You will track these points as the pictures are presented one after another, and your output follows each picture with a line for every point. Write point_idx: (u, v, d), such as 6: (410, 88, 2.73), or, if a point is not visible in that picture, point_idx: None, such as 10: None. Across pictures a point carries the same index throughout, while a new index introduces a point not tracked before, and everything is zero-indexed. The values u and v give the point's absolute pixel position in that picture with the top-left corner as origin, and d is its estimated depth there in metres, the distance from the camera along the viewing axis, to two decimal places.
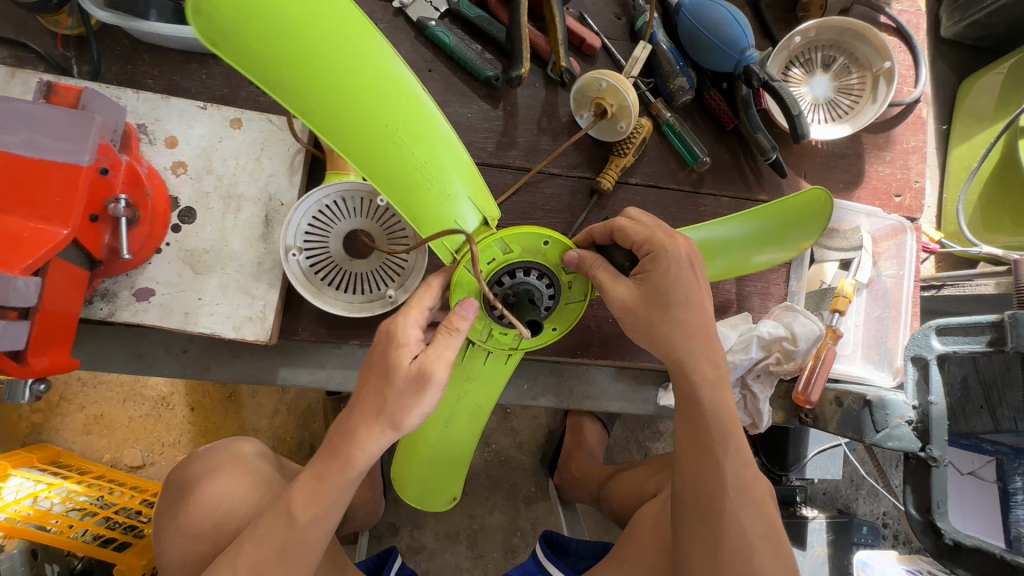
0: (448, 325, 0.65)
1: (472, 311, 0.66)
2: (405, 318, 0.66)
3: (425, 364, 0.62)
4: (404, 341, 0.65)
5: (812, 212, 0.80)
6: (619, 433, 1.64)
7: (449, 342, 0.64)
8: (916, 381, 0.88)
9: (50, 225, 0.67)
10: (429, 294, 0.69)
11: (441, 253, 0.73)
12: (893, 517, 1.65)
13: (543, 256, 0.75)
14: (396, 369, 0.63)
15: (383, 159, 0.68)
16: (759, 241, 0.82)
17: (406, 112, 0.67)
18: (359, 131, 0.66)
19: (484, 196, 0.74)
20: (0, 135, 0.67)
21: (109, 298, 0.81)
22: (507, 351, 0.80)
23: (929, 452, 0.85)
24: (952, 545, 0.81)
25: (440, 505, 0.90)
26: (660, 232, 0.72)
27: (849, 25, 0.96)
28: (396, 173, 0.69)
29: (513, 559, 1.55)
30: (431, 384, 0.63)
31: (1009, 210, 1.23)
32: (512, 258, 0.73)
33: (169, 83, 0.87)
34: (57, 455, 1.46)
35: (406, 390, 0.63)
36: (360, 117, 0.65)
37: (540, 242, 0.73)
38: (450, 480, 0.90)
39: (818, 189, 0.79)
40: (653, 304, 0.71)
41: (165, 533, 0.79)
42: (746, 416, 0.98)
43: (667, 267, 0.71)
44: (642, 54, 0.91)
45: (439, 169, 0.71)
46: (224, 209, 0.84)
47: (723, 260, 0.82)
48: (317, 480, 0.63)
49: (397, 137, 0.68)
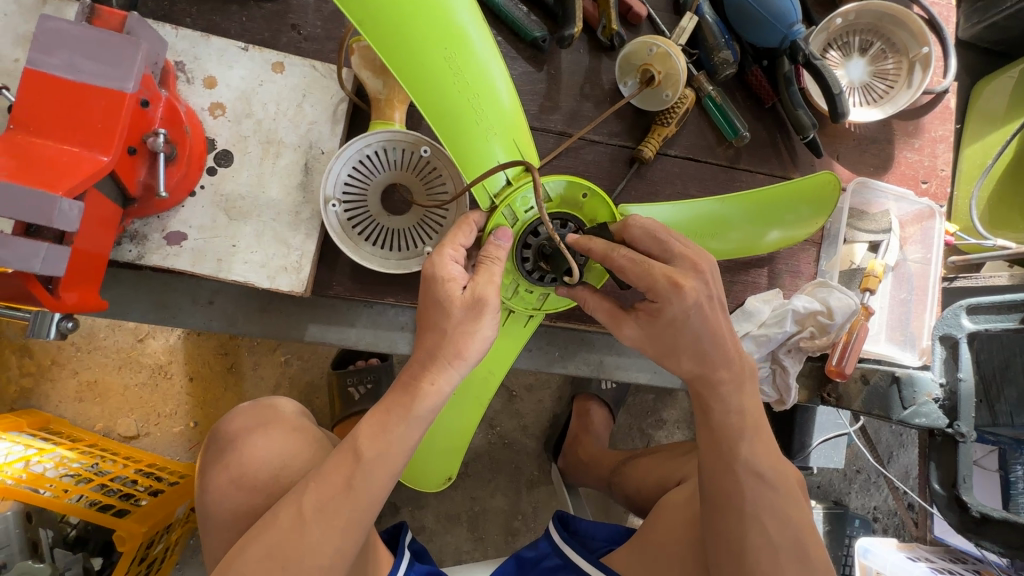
0: (487, 255, 0.68)
1: (506, 238, 0.69)
2: (441, 255, 0.67)
3: (478, 289, 0.64)
4: (449, 276, 0.65)
5: (814, 195, 0.86)
6: (623, 420, 1.55)
7: (493, 268, 0.67)
8: (945, 359, 0.95)
9: (90, 152, 0.64)
10: (465, 230, 0.70)
11: (480, 199, 0.72)
12: (884, 511, 1.62)
13: (582, 211, 0.76)
14: (450, 302, 0.64)
15: (438, 89, 0.67)
16: (769, 217, 0.86)
17: (464, 47, 0.68)
18: (423, 65, 0.66)
19: (529, 146, 0.75)
20: (39, 54, 0.63)
21: (139, 240, 0.78)
22: (529, 312, 0.80)
23: (957, 427, 0.93)
24: (979, 516, 0.89)
25: (430, 485, 0.90)
26: (663, 282, 0.64)
27: (888, 9, 0.97)
28: (447, 106, 0.68)
29: (515, 542, 1.45)
30: (487, 307, 0.64)
31: (1018, 206, 1.26)
32: (551, 209, 0.74)
33: (208, 23, 0.84)
34: (48, 421, 1.29)
35: (465, 318, 0.64)
36: (420, 43, 0.65)
37: (579, 194, 0.74)
38: (443, 460, 0.89)
39: (822, 175, 0.85)
40: (662, 345, 0.70)
41: (214, 481, 0.79)
42: (773, 392, 1.04)
43: (672, 318, 0.66)
44: (688, 24, 0.91)
45: (491, 108, 0.70)
46: (263, 154, 0.82)
47: (736, 235, 0.86)
48: (383, 413, 0.64)
49: (452, 68, 0.68)
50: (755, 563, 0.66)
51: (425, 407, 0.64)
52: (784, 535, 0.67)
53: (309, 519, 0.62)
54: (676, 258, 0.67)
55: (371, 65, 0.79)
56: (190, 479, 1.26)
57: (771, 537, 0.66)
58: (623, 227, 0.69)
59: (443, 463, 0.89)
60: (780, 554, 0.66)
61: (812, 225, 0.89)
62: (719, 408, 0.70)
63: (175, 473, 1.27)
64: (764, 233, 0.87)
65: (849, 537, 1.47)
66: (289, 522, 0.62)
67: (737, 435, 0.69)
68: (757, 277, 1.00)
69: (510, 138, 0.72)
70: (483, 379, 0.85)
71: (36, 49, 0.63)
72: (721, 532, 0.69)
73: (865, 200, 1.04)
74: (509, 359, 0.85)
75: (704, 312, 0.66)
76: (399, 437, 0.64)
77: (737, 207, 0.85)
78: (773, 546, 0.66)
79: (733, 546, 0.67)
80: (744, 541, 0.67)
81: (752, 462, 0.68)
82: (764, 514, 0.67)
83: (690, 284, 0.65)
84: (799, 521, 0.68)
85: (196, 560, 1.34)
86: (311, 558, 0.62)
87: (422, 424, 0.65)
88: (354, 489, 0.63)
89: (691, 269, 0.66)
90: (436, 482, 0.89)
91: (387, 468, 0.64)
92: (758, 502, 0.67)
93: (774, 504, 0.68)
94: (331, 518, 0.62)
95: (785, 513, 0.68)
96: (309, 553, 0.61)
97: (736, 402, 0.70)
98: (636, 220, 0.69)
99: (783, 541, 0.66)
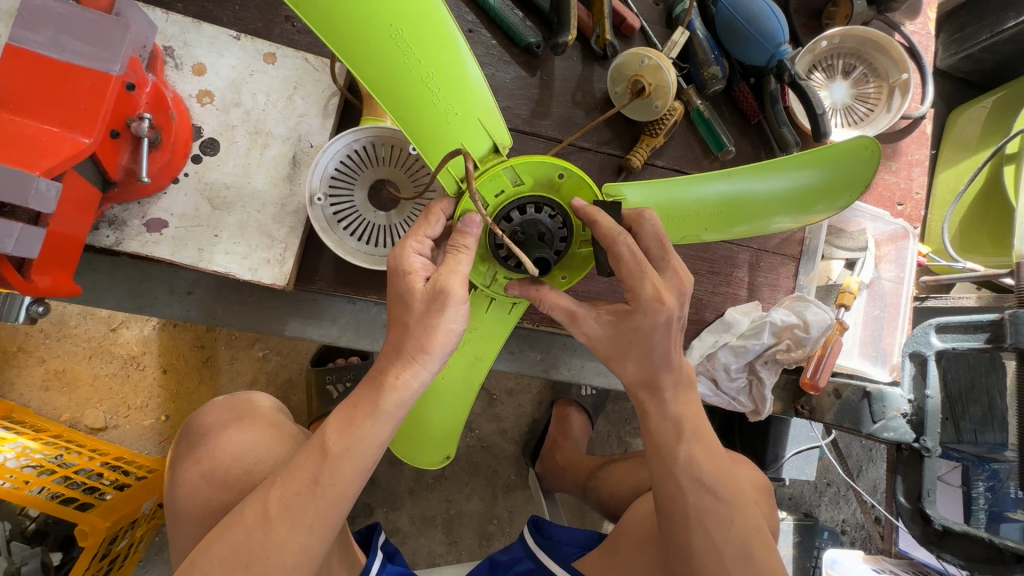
0: (453, 244, 0.64)
1: (474, 225, 0.65)
2: (404, 247, 0.65)
3: (440, 281, 0.62)
4: (410, 269, 0.64)
5: (848, 177, 0.72)
6: (600, 426, 1.55)
7: (458, 258, 0.63)
8: (913, 376, 0.99)
9: (71, 133, 0.62)
10: (431, 221, 0.66)
11: (446, 184, 0.67)
12: (852, 524, 1.65)
13: (558, 192, 0.69)
14: (411, 294, 0.63)
15: (385, 72, 0.60)
16: (789, 199, 0.73)
17: (415, 13, 0.57)
18: (372, 47, 0.58)
19: (497, 123, 0.66)
20: (22, 31, 0.61)
21: (118, 226, 0.77)
22: (511, 300, 0.76)
23: (923, 442, 0.97)
24: (941, 529, 0.93)
25: (431, 463, 0.84)
26: (649, 290, 0.65)
27: (871, 36, 1.00)
28: (397, 85, 0.61)
29: (490, 547, 1.44)
30: (449, 297, 0.62)
31: (988, 231, 1.28)
32: (523, 192, 0.67)
33: (199, 9, 0.83)
34: (10, 410, 1.23)
35: (428, 310, 0.62)
36: (361, 16, 0.56)
37: (554, 174, 0.67)
38: (441, 438, 0.83)
39: (869, 159, 0.70)
40: (616, 346, 0.69)
41: (184, 476, 0.77)
42: (749, 402, 1.07)
43: (638, 327, 0.67)
44: (680, 38, 0.92)
45: (449, 88, 0.62)
46: (250, 144, 0.82)
47: (739, 226, 0.75)
48: (351, 408, 0.64)
49: (400, 43, 0.58)
50: (702, 564, 0.67)
51: (393, 401, 0.63)
52: (745, 539, 0.68)
53: (274, 516, 0.61)
54: (667, 271, 0.68)
55: None
56: (158, 473, 1.22)
57: (718, 541, 0.68)
58: (636, 218, 0.68)
59: (438, 443, 0.83)
60: (732, 555, 0.67)
61: (832, 214, 0.77)
62: (672, 415, 0.71)
63: (143, 467, 1.23)
64: (778, 217, 0.75)
65: (818, 548, 1.49)
66: (255, 520, 0.61)
67: (680, 437, 0.70)
68: (737, 288, 1.02)
69: (471, 115, 0.64)
70: (472, 368, 0.80)
71: (20, 25, 0.61)
72: (681, 533, 0.69)
73: (844, 218, 1.08)
74: (493, 347, 0.80)
75: (671, 330, 0.67)
76: (368, 436, 0.63)
77: (752, 192, 0.72)
78: (725, 548, 0.67)
79: (689, 549, 0.68)
80: (689, 544, 0.68)
81: (693, 470, 0.69)
82: (718, 516, 0.68)
83: (669, 300, 0.65)
84: (753, 521, 0.69)
85: (160, 558, 1.30)
86: (276, 556, 0.61)
87: (391, 421, 0.65)
88: (321, 485, 0.62)
89: (675, 287, 0.67)
90: (434, 458, 0.84)
91: (354, 465, 0.63)
92: (712, 504, 0.69)
93: (721, 508, 0.69)
94: (298, 516, 0.61)
95: (740, 515, 0.69)
96: (275, 551, 0.60)
97: (686, 405, 0.72)
98: (650, 217, 0.68)
99: (729, 544, 0.68)
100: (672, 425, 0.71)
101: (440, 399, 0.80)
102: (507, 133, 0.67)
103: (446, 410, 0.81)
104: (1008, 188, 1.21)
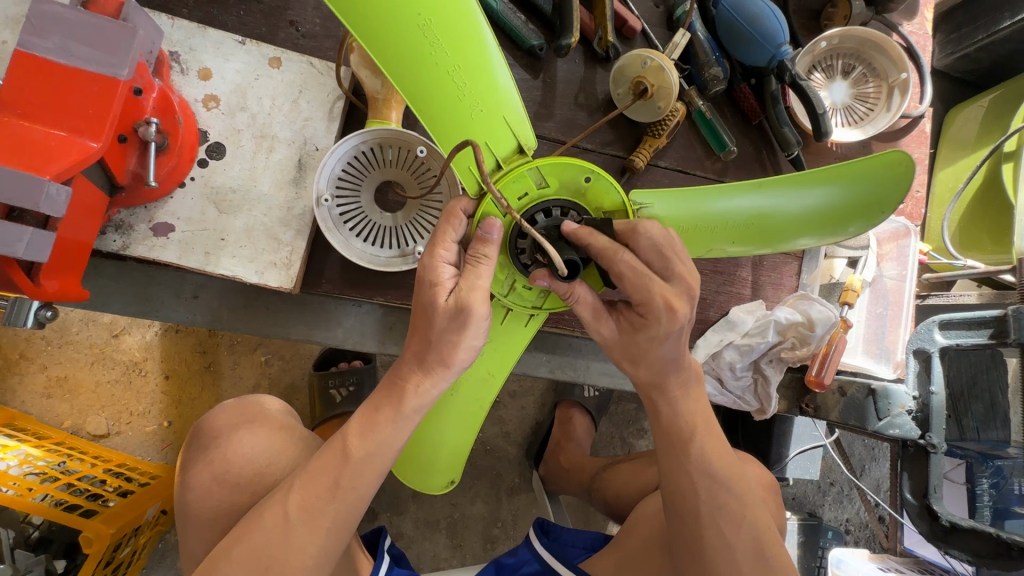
0: (475, 253, 0.63)
1: (494, 230, 0.62)
2: (430, 257, 0.63)
3: (464, 297, 0.60)
4: (437, 281, 0.62)
5: (878, 201, 0.72)
6: (604, 429, 1.55)
7: (480, 269, 0.62)
8: (918, 373, 0.99)
9: (79, 138, 0.62)
10: (454, 223, 0.64)
11: (468, 183, 0.67)
12: (856, 523, 1.65)
13: (585, 197, 0.69)
14: (435, 308, 0.61)
15: (414, 69, 0.60)
16: (817, 219, 0.73)
17: (445, 8, 0.58)
18: (403, 45, 0.59)
19: (522, 122, 0.66)
20: (29, 37, 0.61)
21: (124, 230, 0.78)
22: (529, 310, 0.76)
23: (928, 439, 0.95)
24: (948, 525, 0.93)
25: (438, 486, 0.83)
26: (659, 303, 0.63)
27: (870, 35, 1.01)
28: (425, 82, 0.61)
29: (494, 550, 1.43)
30: (471, 315, 0.61)
31: (988, 229, 1.29)
32: (548, 194, 0.68)
33: (204, 14, 0.84)
34: (12, 417, 1.22)
35: (448, 322, 0.61)
36: (393, 13, 0.57)
37: (581, 177, 0.67)
38: (454, 459, 0.82)
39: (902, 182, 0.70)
40: (628, 352, 0.70)
41: (194, 479, 0.77)
42: (755, 401, 1.07)
43: (654, 336, 0.66)
44: (681, 40, 0.93)
45: (475, 86, 0.63)
46: (256, 148, 0.82)
47: (763, 244, 0.76)
48: (366, 408, 0.64)
49: (429, 38, 0.59)
50: (713, 563, 0.67)
51: (415, 407, 0.64)
52: (757, 536, 0.69)
53: (288, 517, 0.61)
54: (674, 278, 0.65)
55: (369, 64, 0.80)
56: (162, 479, 1.21)
57: (728, 539, 0.68)
58: (631, 232, 0.65)
59: (452, 465, 0.82)
60: (742, 554, 0.67)
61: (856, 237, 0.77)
62: (680, 414, 0.71)
63: (146, 474, 1.22)
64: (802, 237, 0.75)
65: (823, 548, 1.49)
66: (272, 524, 0.61)
67: (687, 436, 0.70)
68: (741, 287, 1.02)
69: (494, 113, 0.64)
70: (485, 385, 0.80)
71: (27, 31, 0.61)
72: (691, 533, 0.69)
73: None
74: (509, 362, 0.80)
75: (683, 337, 0.67)
76: (382, 435, 0.63)
77: (781, 208, 0.73)
78: (734, 547, 0.67)
79: (700, 548, 0.68)
80: (702, 544, 0.68)
81: (705, 465, 0.69)
82: (729, 514, 0.68)
83: (683, 310, 0.64)
84: (761, 520, 0.70)
85: (165, 564, 1.29)
86: (293, 558, 0.60)
87: (410, 424, 0.65)
88: (341, 489, 0.62)
89: (685, 291, 0.65)
90: (446, 480, 0.83)
91: (372, 467, 0.63)
92: (722, 502, 0.69)
93: (728, 505, 0.69)
94: (314, 517, 0.61)
95: (751, 513, 0.69)
96: (289, 553, 0.60)
97: (691, 403, 0.72)
98: (646, 228, 0.64)
99: (739, 542, 0.68)
100: (680, 425, 0.71)
101: (445, 417, 0.79)
102: (532, 135, 0.68)
103: (454, 429, 0.80)
104: (1007, 185, 1.22)
